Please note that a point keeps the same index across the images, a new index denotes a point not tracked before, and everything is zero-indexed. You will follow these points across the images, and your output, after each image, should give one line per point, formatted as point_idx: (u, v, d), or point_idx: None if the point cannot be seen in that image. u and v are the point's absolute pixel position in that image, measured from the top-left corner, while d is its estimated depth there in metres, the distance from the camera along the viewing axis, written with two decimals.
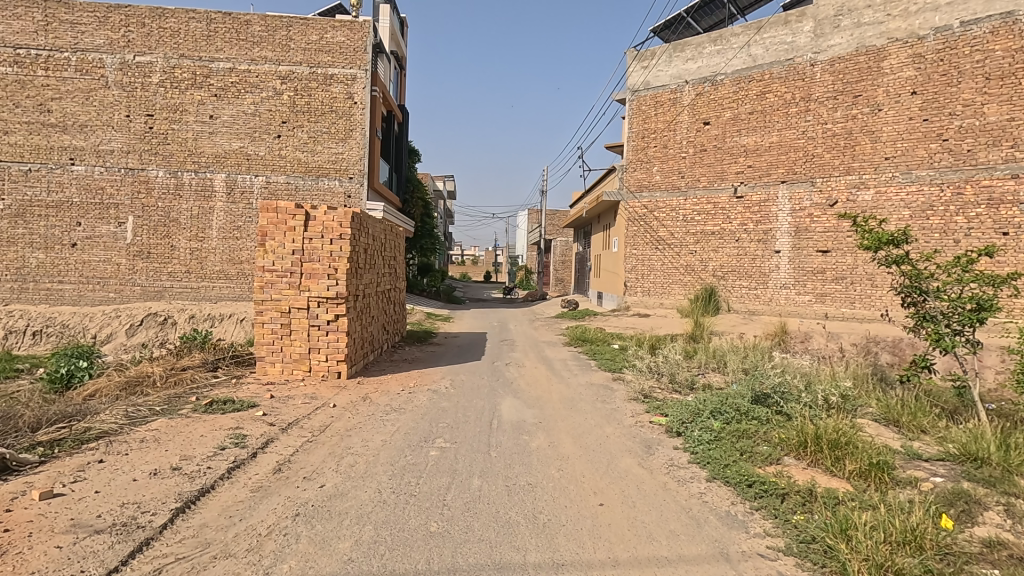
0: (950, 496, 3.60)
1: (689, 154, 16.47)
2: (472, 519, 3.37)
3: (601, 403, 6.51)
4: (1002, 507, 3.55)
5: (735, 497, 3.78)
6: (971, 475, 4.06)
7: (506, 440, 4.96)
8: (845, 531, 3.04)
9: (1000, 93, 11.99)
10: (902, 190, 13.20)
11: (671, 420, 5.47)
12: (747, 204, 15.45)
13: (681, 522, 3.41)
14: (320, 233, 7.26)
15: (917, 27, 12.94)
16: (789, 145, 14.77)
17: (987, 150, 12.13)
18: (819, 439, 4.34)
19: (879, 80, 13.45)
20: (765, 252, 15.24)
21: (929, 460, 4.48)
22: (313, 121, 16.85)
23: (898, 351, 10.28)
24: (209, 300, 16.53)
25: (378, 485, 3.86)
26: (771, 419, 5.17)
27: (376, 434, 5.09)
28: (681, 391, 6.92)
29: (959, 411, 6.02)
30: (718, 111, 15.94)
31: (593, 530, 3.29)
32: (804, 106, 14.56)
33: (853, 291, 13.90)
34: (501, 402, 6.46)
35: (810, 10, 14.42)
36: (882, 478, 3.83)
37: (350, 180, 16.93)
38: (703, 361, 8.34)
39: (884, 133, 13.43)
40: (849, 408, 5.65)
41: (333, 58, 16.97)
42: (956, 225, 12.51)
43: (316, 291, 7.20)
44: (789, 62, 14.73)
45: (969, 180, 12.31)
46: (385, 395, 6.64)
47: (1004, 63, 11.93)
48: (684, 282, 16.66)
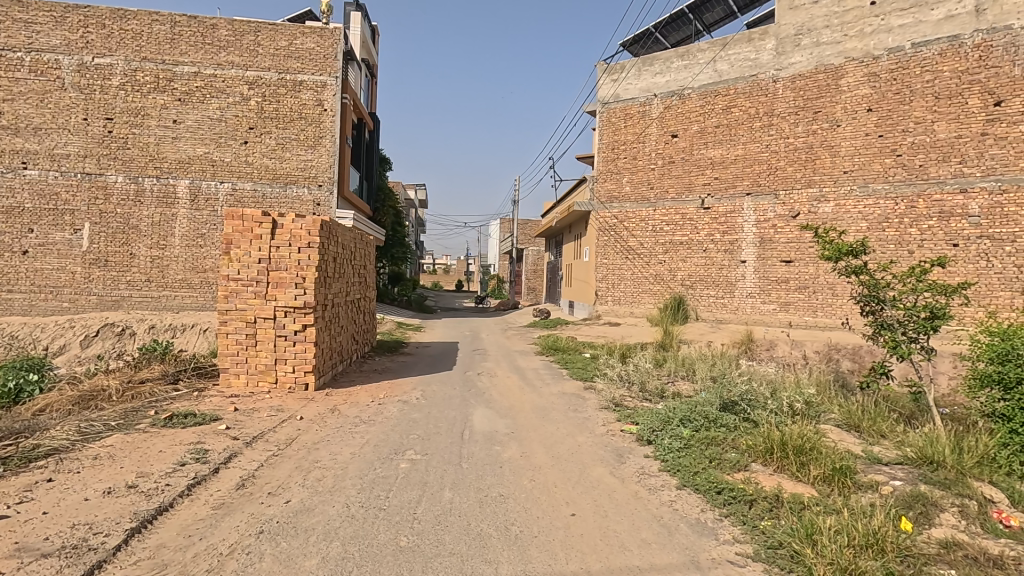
0: (908, 499, 3.73)
1: (658, 166, 16.77)
2: (443, 533, 3.31)
3: (573, 412, 6.53)
4: (957, 508, 3.70)
5: (704, 504, 3.82)
6: (927, 478, 4.21)
7: (478, 451, 4.92)
8: (810, 536, 3.10)
9: (949, 111, 12.62)
10: (859, 203, 13.71)
11: (642, 429, 5.50)
12: (714, 215, 15.81)
13: (653, 531, 3.42)
14: (287, 241, 7.13)
15: (871, 47, 13.55)
16: (753, 158, 15.20)
17: (937, 166, 12.73)
18: (785, 446, 4.43)
19: (837, 97, 14.00)
20: (730, 261, 15.60)
21: (888, 464, 4.63)
22: (281, 128, 16.55)
23: (858, 358, 10.64)
24: (171, 310, 16.00)
25: (347, 500, 3.77)
26: (739, 426, 5.26)
27: (344, 446, 4.99)
28: (651, 399, 6.99)
29: (915, 415, 6.27)
30: (686, 124, 16.31)
31: (565, 540, 3.28)
32: (768, 121, 15.00)
33: (816, 300, 14.32)
34: (472, 412, 6.42)
35: (772, 29, 14.93)
36: (845, 482, 3.93)
37: (319, 189, 16.65)
38: (672, 369, 8.44)
39: (843, 148, 13.93)
40: (812, 414, 5.78)
41: (303, 64, 16.73)
42: (909, 236, 13.08)
43: (282, 300, 7.03)
44: (753, 79, 15.20)
45: (921, 194, 12.89)
46: (354, 406, 6.52)
47: (952, 84, 12.58)
48: (653, 291, 16.95)
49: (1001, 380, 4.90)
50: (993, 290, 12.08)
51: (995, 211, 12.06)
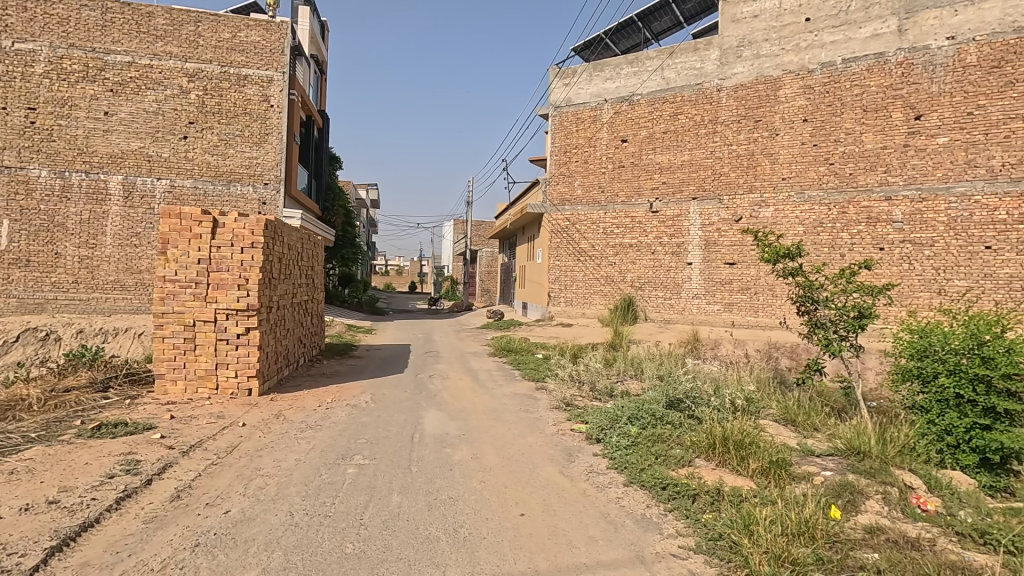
0: (837, 488, 3.95)
1: (608, 170, 17.12)
2: (390, 538, 3.27)
3: (525, 413, 6.57)
4: (880, 496, 3.95)
5: (650, 500, 3.92)
6: (854, 468, 4.47)
7: (428, 454, 4.88)
8: (748, 527, 3.23)
9: (875, 123, 13.48)
10: (796, 208, 14.41)
11: (591, 427, 5.60)
12: (662, 218, 16.28)
13: (600, 528, 3.49)
14: (229, 241, 6.86)
15: (807, 61, 14.29)
16: (698, 164, 15.74)
17: (865, 174, 13.57)
18: (726, 441, 4.60)
19: (776, 107, 14.68)
20: (677, 263, 16.10)
21: (820, 455, 4.89)
22: (224, 123, 15.90)
23: (795, 355, 11.19)
24: (102, 313, 15.06)
25: (290, 508, 3.66)
26: (683, 423, 5.43)
27: (288, 453, 4.83)
28: (601, 398, 7.12)
29: (846, 409, 6.65)
30: (635, 130, 16.72)
31: (514, 540, 3.29)
32: (712, 128, 15.57)
33: (756, 301, 14.96)
34: (423, 415, 6.35)
35: (716, 40, 15.51)
36: (781, 474, 4.13)
37: (264, 187, 16.07)
38: (622, 368, 8.62)
39: (781, 155, 14.62)
40: (752, 410, 6.03)
41: (247, 58, 16.14)
42: (841, 241, 13.87)
43: (224, 302, 6.76)
44: (698, 87, 15.75)
45: (851, 201, 13.70)
46: (300, 411, 6.33)
47: (878, 98, 13.44)
48: (605, 292, 17.27)
49: (919, 375, 5.28)
50: (914, 291, 12.97)
51: (916, 217, 12.96)
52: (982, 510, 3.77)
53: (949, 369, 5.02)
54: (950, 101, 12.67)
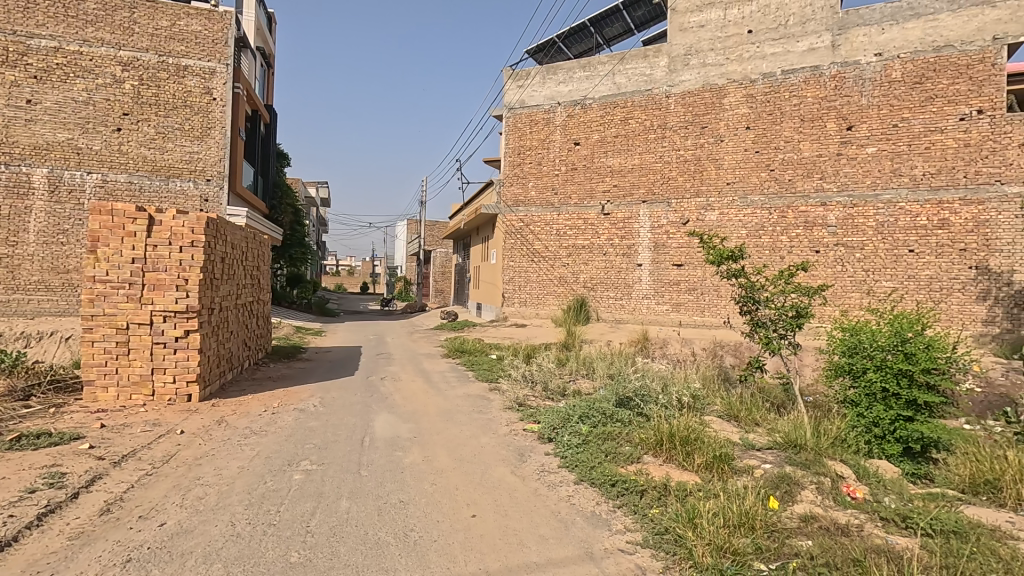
0: (775, 480, 4.14)
1: (561, 172, 17.32)
2: (337, 544, 3.19)
3: (478, 414, 6.56)
4: (814, 486, 4.17)
5: (600, 497, 3.99)
6: (791, 460, 4.70)
7: (378, 458, 4.80)
8: (692, 520, 3.34)
9: (812, 132, 14.21)
10: (740, 212, 15.01)
11: (543, 427, 5.65)
12: (613, 220, 16.60)
13: (551, 526, 3.53)
14: (166, 240, 6.53)
15: (749, 71, 14.91)
16: (648, 168, 16.15)
17: (803, 180, 14.27)
18: (672, 437, 4.74)
19: (721, 115, 15.24)
20: (628, 265, 16.47)
21: (760, 449, 5.11)
22: (162, 116, 15.13)
23: (738, 353, 11.65)
24: (24, 315, 14.03)
25: (232, 518, 3.51)
26: (632, 420, 5.56)
27: (231, 460, 4.64)
28: (553, 398, 7.19)
29: (785, 405, 6.97)
30: (587, 133, 16.99)
31: (465, 542, 3.28)
32: (661, 133, 16.01)
33: (703, 301, 15.48)
34: (374, 418, 6.24)
35: (665, 48, 15.96)
36: (723, 468, 4.29)
37: (206, 183, 15.38)
38: (574, 368, 8.73)
39: (726, 161, 15.19)
40: (698, 406, 6.24)
41: (188, 48, 15.40)
42: (781, 243, 14.53)
43: (161, 303, 6.43)
44: (648, 93, 16.15)
45: (790, 206, 14.39)
46: (244, 417, 6.10)
47: (814, 108, 14.17)
48: (558, 292, 17.47)
49: (850, 370, 5.60)
50: (847, 292, 13.75)
51: (848, 222, 13.75)
52: (904, 496, 4.04)
53: (876, 364, 5.34)
54: (877, 113, 13.52)
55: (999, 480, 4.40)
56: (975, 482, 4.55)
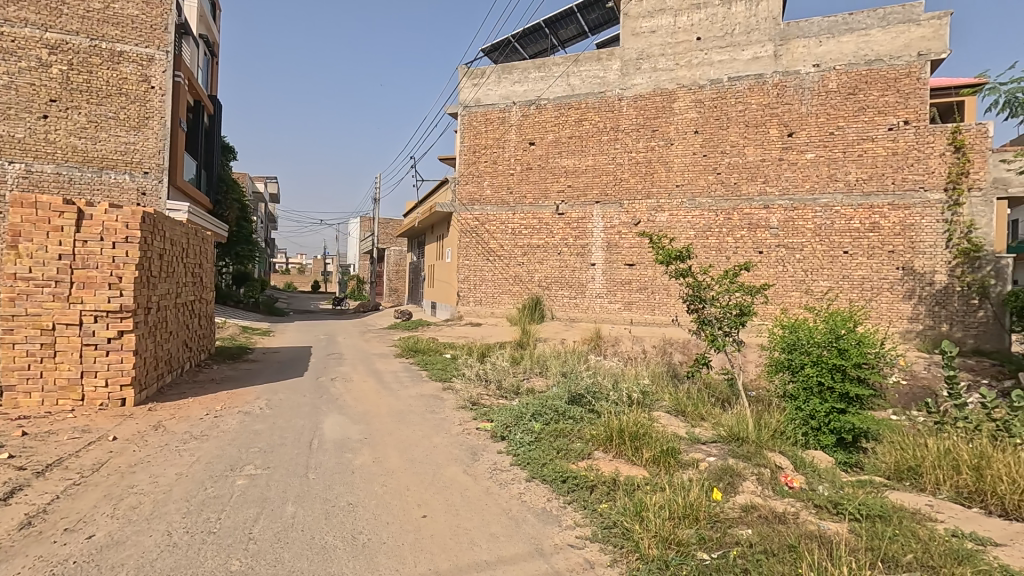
0: (718, 472, 4.29)
1: (516, 172, 17.39)
2: (281, 550, 3.10)
3: (431, 413, 6.50)
4: (755, 476, 4.35)
5: (551, 493, 4.04)
6: (734, 452, 4.90)
7: (327, 461, 4.68)
8: (639, 513, 3.43)
9: (755, 138, 14.81)
10: (688, 213, 15.48)
11: (496, 425, 5.66)
12: (567, 220, 16.80)
13: (501, 524, 3.54)
14: (97, 235, 6.16)
15: (697, 77, 15.40)
16: (601, 169, 16.44)
17: (747, 184, 14.85)
18: (622, 433, 4.85)
19: (671, 119, 15.67)
20: (581, 264, 16.71)
21: (705, 443, 5.29)
22: (94, 103, 14.26)
23: (686, 351, 12.02)
24: None
25: (168, 527, 3.35)
26: (584, 417, 5.66)
27: (168, 467, 4.42)
28: (507, 396, 7.22)
29: (729, 399, 7.24)
30: (542, 133, 17.13)
31: (415, 543, 3.25)
32: (614, 135, 16.32)
33: (653, 300, 15.89)
34: (324, 419, 6.09)
35: (618, 51, 16.27)
36: (670, 462, 4.42)
37: (144, 176, 14.59)
38: (528, 366, 8.79)
39: (675, 164, 15.63)
40: (647, 402, 6.41)
41: (123, 32, 14.58)
42: (727, 244, 15.09)
43: (91, 302, 6.06)
44: (601, 95, 16.43)
45: (735, 208, 14.94)
46: (184, 421, 5.83)
47: (758, 115, 14.77)
48: (512, 291, 17.53)
49: (789, 366, 5.88)
50: (787, 291, 14.42)
51: (789, 225, 14.41)
52: (837, 484, 4.28)
53: (812, 360, 5.61)
54: (815, 121, 14.23)
55: (921, 467, 4.72)
56: (900, 469, 4.86)
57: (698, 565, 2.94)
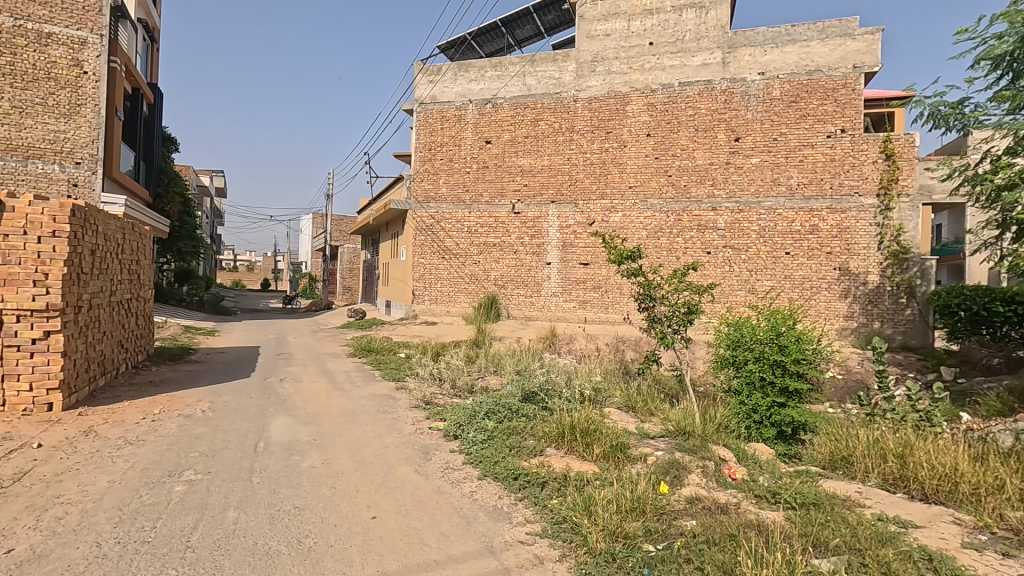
0: (665, 466, 4.41)
1: (472, 170, 17.34)
2: (222, 558, 2.99)
3: (383, 413, 6.40)
4: (700, 469, 4.50)
5: (502, 491, 4.06)
6: (681, 446, 5.05)
7: (272, 464, 4.54)
8: (588, 508, 3.49)
9: (705, 142, 15.29)
10: (641, 214, 15.83)
11: (449, 424, 5.63)
12: (523, 219, 16.88)
13: (452, 523, 3.53)
14: (20, 229, 5.75)
15: (650, 81, 15.76)
16: (557, 169, 16.60)
17: (697, 186, 15.32)
18: (573, 429, 4.91)
19: (624, 121, 15.99)
20: (537, 263, 16.83)
21: (654, 437, 5.43)
22: (19, 88, 13.32)
23: (638, 348, 12.31)
24: None
25: (97, 538, 3.17)
26: (537, 415, 5.70)
27: (99, 475, 4.18)
28: (461, 395, 7.19)
29: (678, 395, 7.46)
30: (498, 132, 17.14)
31: (363, 545, 3.20)
32: (569, 136, 16.51)
33: (606, 299, 16.18)
34: (270, 422, 5.90)
35: (573, 53, 16.47)
36: (619, 457, 4.52)
37: (75, 166, 13.73)
38: (482, 365, 8.78)
39: (628, 165, 15.96)
40: (599, 399, 6.52)
41: (53, 13, 13.68)
42: (677, 245, 15.52)
43: (13, 301, 5.65)
44: (556, 96, 16.59)
45: (686, 210, 15.39)
46: (118, 426, 5.53)
47: (707, 119, 15.26)
48: (468, 290, 17.48)
49: (733, 362, 6.10)
50: (733, 290, 14.97)
51: (735, 226, 14.96)
52: (776, 474, 4.48)
53: (755, 356, 5.84)
54: (760, 127, 14.81)
55: (852, 456, 4.99)
56: (834, 459, 5.12)
57: (645, 557, 3.02)
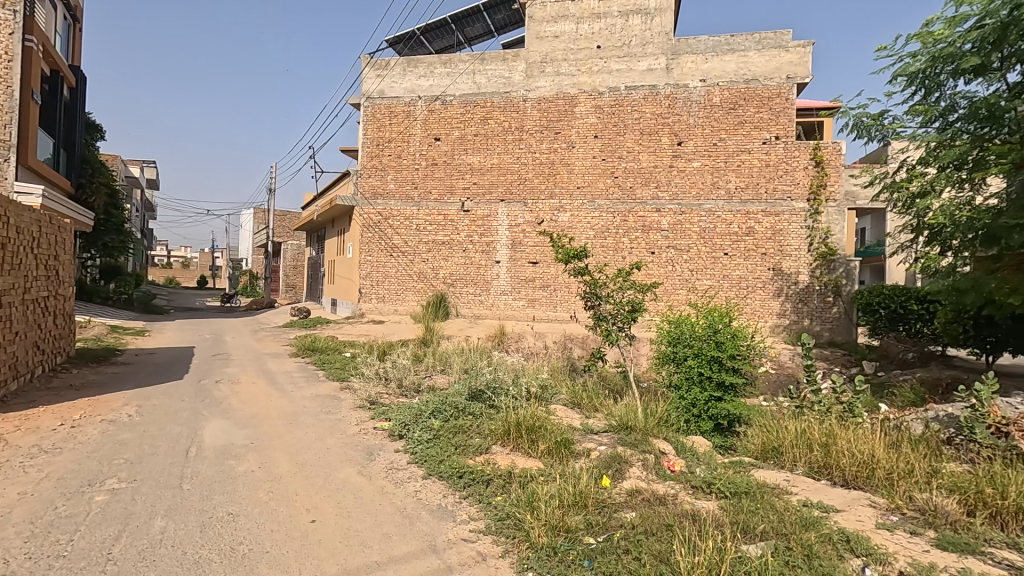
0: (608, 460, 4.52)
1: (421, 167, 17.14)
2: (146, 570, 2.84)
3: (326, 414, 6.25)
4: (641, 462, 4.64)
5: (447, 489, 4.04)
6: (623, 441, 5.19)
7: (205, 469, 4.34)
8: (531, 504, 3.53)
9: (650, 145, 15.72)
10: (589, 214, 16.11)
11: (394, 424, 5.56)
12: (473, 218, 16.84)
13: (395, 524, 3.49)
14: None
15: (598, 84, 16.06)
16: (506, 168, 16.64)
17: (642, 188, 15.75)
18: (519, 426, 4.95)
19: (572, 123, 16.22)
20: (486, 262, 16.83)
21: (598, 433, 5.55)
22: None
23: (584, 346, 12.53)
24: None
25: (4, 554, 2.94)
26: (483, 413, 5.71)
27: (9, 486, 3.88)
28: (408, 394, 7.11)
29: (623, 391, 7.65)
30: (447, 130, 17.00)
31: (301, 549, 3.12)
32: (519, 135, 16.59)
33: (554, 297, 16.38)
34: (205, 425, 5.64)
35: (523, 53, 16.56)
36: (564, 453, 4.59)
37: None
38: (430, 364, 8.70)
39: (576, 166, 16.20)
40: (545, 396, 6.60)
41: None
42: (623, 245, 15.89)
43: None
44: (506, 95, 16.62)
45: (632, 211, 15.78)
46: (32, 433, 5.14)
47: (652, 123, 15.70)
48: (417, 289, 17.27)
49: (674, 358, 6.31)
50: (675, 289, 15.48)
51: (678, 227, 15.47)
52: (711, 465, 4.67)
53: (694, 352, 6.07)
54: (701, 132, 15.38)
55: (782, 446, 5.26)
56: (766, 449, 5.38)
57: (585, 550, 3.09)
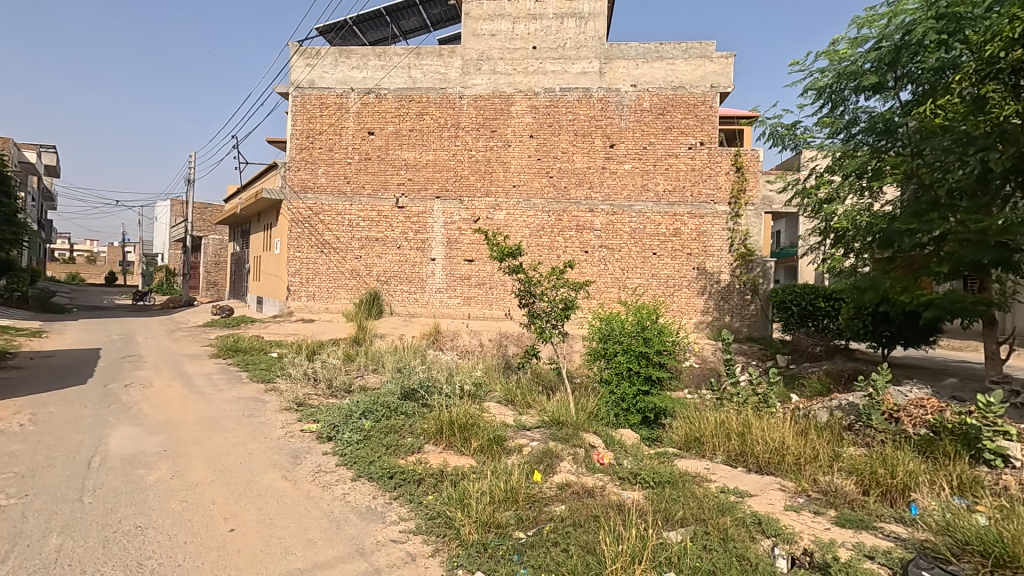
0: (539, 455, 4.59)
1: (354, 161, 16.67)
2: None
3: (248, 417, 5.95)
4: (571, 456, 4.74)
5: (376, 491, 3.96)
6: (555, 436, 5.28)
7: (111, 480, 4.03)
8: (462, 501, 3.53)
9: (583, 146, 16.08)
10: (524, 213, 16.26)
11: (323, 426, 5.38)
12: (407, 214, 16.57)
13: (320, 528, 3.38)
14: None
15: (533, 84, 16.25)
16: (442, 165, 16.49)
17: (575, 188, 16.08)
18: (451, 425, 4.93)
19: (508, 121, 16.29)
20: (421, 259, 16.62)
21: (530, 429, 5.62)
22: None
23: (519, 343, 12.65)
24: None
25: None
26: (416, 412, 5.64)
27: None
28: (337, 395, 6.90)
29: (556, 387, 7.78)
30: (381, 124, 16.62)
31: (217, 561, 2.96)
32: (454, 132, 16.47)
33: (490, 295, 16.41)
34: (111, 433, 5.23)
35: (459, 50, 16.50)
36: (496, 450, 4.62)
37: None
38: (361, 363, 8.49)
39: (512, 165, 16.30)
40: (479, 394, 6.61)
41: None
42: (557, 244, 16.17)
43: None
44: (442, 91, 16.46)
45: (566, 210, 16.08)
46: None
47: (586, 125, 16.05)
48: (349, 286, 16.78)
49: (604, 354, 6.48)
50: (607, 288, 15.93)
51: (609, 227, 15.93)
52: (638, 457, 4.85)
53: (623, 348, 6.26)
54: (632, 136, 15.89)
55: (703, 436, 5.53)
56: (688, 440, 5.62)
57: (514, 545, 3.12)
